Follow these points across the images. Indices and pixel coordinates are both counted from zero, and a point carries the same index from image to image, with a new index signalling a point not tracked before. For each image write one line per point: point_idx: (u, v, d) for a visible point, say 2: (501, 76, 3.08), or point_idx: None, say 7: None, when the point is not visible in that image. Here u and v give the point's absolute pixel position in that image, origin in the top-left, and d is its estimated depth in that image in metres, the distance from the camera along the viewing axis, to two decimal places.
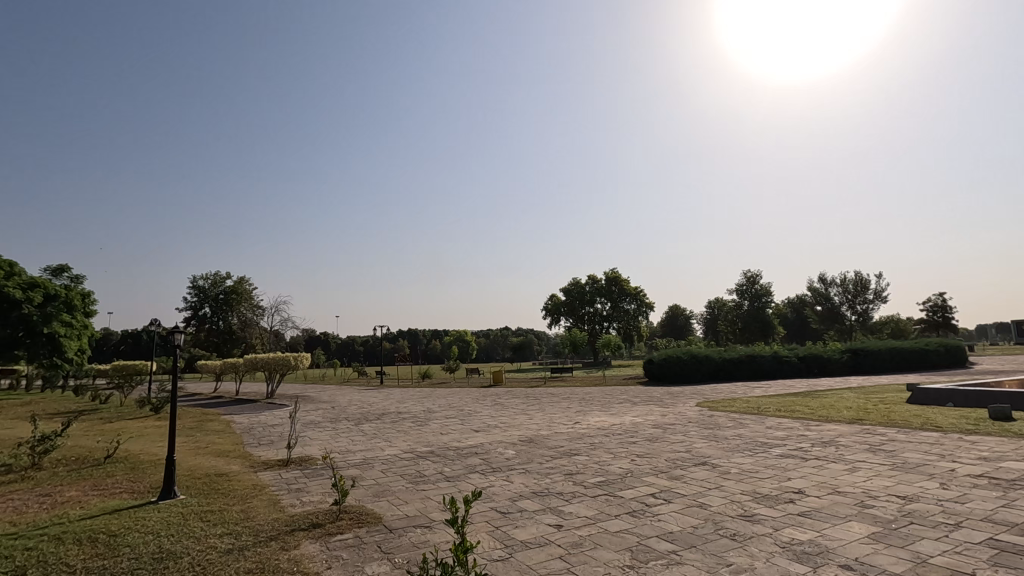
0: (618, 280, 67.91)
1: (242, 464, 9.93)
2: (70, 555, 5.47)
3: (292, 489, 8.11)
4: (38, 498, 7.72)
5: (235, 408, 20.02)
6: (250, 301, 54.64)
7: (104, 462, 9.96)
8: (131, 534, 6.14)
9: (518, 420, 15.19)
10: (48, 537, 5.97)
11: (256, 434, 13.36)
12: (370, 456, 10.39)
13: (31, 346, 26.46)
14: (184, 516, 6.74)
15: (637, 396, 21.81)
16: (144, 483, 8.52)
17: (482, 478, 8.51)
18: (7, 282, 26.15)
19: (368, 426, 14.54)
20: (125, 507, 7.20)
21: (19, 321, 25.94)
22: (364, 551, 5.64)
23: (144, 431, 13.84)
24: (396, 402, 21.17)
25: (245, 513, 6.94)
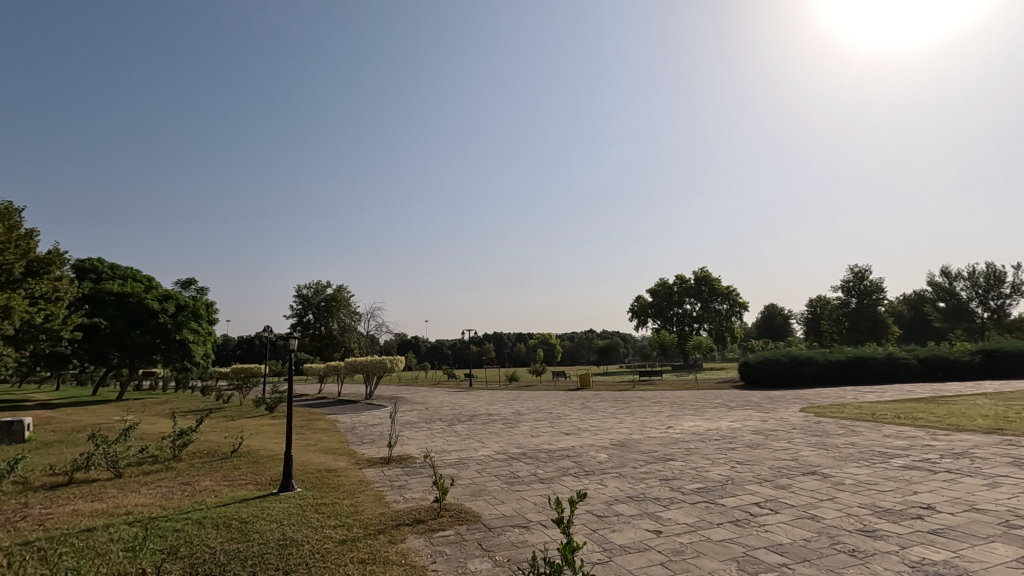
0: (708, 280, 65.12)
1: (349, 461, 10.62)
2: (211, 538, 6.12)
3: (395, 486, 8.56)
4: (181, 486, 8.72)
5: (340, 408, 21.48)
6: (348, 307, 58.04)
7: (231, 456, 11.05)
8: (260, 521, 6.78)
9: (609, 424, 15.00)
10: (192, 521, 6.72)
11: (358, 433, 14.24)
12: (464, 456, 10.73)
13: (166, 351, 29.74)
14: (302, 508, 7.33)
15: (733, 400, 20.85)
16: (265, 476, 9.36)
17: (575, 480, 8.52)
18: (146, 295, 29.58)
19: (460, 426, 15.00)
20: (252, 497, 7.95)
21: (156, 329, 29.27)
22: (466, 548, 5.84)
23: (262, 429, 15.16)
24: (486, 404, 21.67)
25: (355, 507, 7.43)
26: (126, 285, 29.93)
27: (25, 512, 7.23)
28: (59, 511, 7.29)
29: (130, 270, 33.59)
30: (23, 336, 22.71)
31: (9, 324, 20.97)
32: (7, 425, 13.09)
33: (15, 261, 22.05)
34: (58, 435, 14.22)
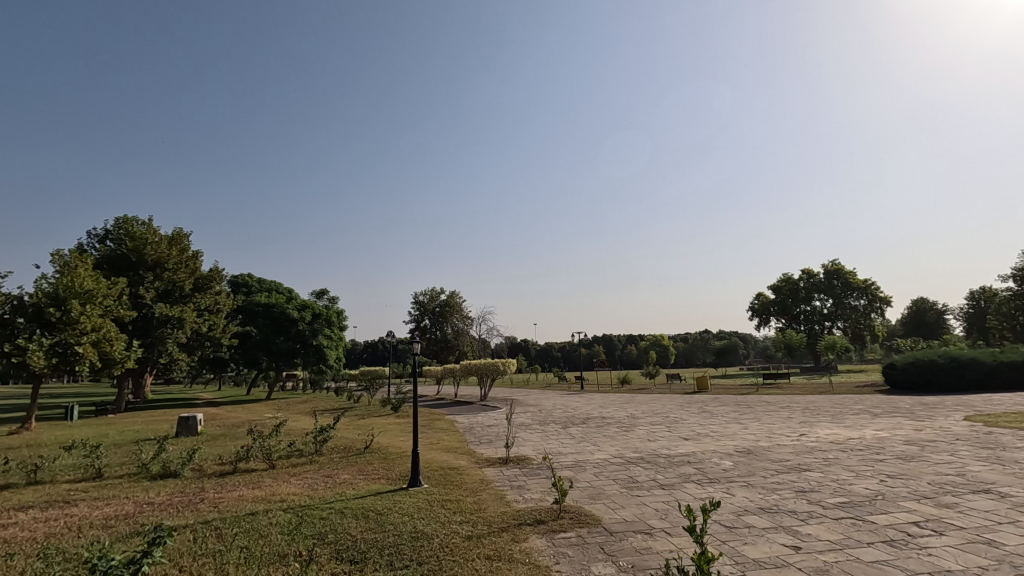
0: (841, 273, 59.20)
1: (469, 460, 11.05)
2: (351, 527, 6.67)
3: (514, 485, 8.76)
4: (324, 478, 9.62)
5: (458, 409, 22.43)
6: (461, 312, 60.35)
7: (364, 451, 11.98)
8: (393, 513, 7.27)
9: (732, 430, 14.15)
10: (335, 510, 7.39)
11: (476, 433, 14.77)
12: (581, 459, 10.69)
13: (305, 355, 32.72)
14: (430, 503, 7.75)
15: (877, 406, 18.73)
16: (395, 471, 10.03)
17: (699, 488, 8.15)
18: (287, 305, 33.10)
19: (575, 429, 14.98)
20: (385, 491, 8.56)
21: (296, 335, 32.43)
22: (589, 551, 5.83)
23: (389, 427, 16.29)
24: (599, 407, 21.47)
25: (478, 505, 7.71)
26: (271, 297, 33.76)
27: (203, 495, 8.39)
28: (229, 495, 8.37)
29: (275, 283, 37.81)
30: (193, 343, 26.43)
31: (182, 332, 24.55)
32: (185, 419, 15.27)
33: (185, 278, 25.83)
34: (223, 429, 16.35)
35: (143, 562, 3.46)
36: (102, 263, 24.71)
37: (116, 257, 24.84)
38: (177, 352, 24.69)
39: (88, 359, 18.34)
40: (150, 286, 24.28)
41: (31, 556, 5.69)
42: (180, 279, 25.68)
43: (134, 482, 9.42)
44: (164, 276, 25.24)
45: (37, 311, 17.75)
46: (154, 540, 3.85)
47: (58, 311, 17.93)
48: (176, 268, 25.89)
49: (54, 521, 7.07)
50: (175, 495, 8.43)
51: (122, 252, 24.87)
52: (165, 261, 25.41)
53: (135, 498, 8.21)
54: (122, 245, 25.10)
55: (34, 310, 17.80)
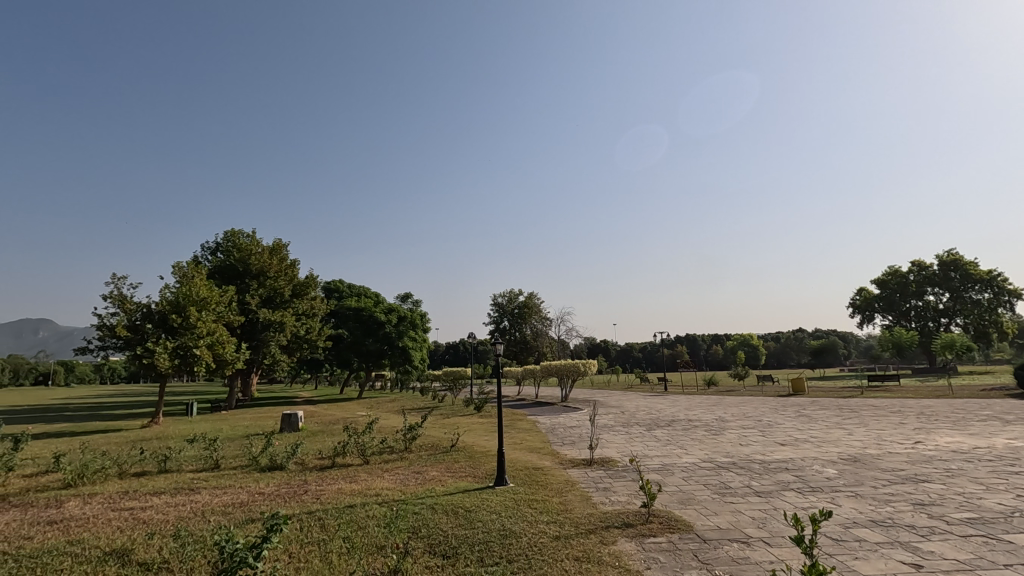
0: (960, 263, 53.41)
1: (553, 460, 11.04)
2: (442, 523, 6.88)
3: (600, 487, 8.66)
4: (414, 474, 10.02)
5: (540, 409, 22.52)
6: (539, 313, 60.54)
7: (451, 450, 12.32)
8: (481, 511, 7.42)
9: (834, 435, 13.14)
10: (427, 505, 7.66)
11: (559, 434, 14.74)
12: (669, 462, 10.37)
13: (392, 356, 34.10)
14: (517, 502, 7.84)
15: (1008, 412, 16.70)
16: (481, 470, 10.24)
17: (800, 496, 7.65)
18: (375, 308, 34.81)
19: (659, 431, 14.57)
20: (472, 488, 8.76)
21: (384, 337, 33.94)
22: (681, 558, 5.65)
23: (474, 426, 16.67)
24: (685, 409, 20.73)
25: (564, 505, 7.69)
26: (360, 301, 35.67)
27: (306, 487, 9.00)
28: (329, 488, 8.91)
29: (364, 288, 39.89)
30: (292, 345, 28.39)
31: (283, 335, 26.42)
32: (288, 416, 16.44)
33: (285, 285, 27.87)
34: (321, 426, 17.45)
35: (263, 547, 3.75)
36: (215, 273, 27.24)
37: (226, 267, 27.29)
38: (279, 354, 26.62)
39: (205, 360, 20.21)
40: (255, 293, 26.40)
41: (167, 537, 6.37)
42: (280, 286, 27.73)
43: (247, 473, 10.27)
44: (267, 284, 27.38)
45: (162, 317, 19.86)
46: (273, 526, 4.18)
47: (179, 317, 19.95)
48: (277, 276, 28.00)
49: (183, 505, 7.88)
50: (283, 486, 9.10)
51: (231, 263, 27.30)
52: (267, 270, 27.56)
53: (249, 487, 8.97)
54: (231, 256, 27.54)
55: (160, 316, 19.93)
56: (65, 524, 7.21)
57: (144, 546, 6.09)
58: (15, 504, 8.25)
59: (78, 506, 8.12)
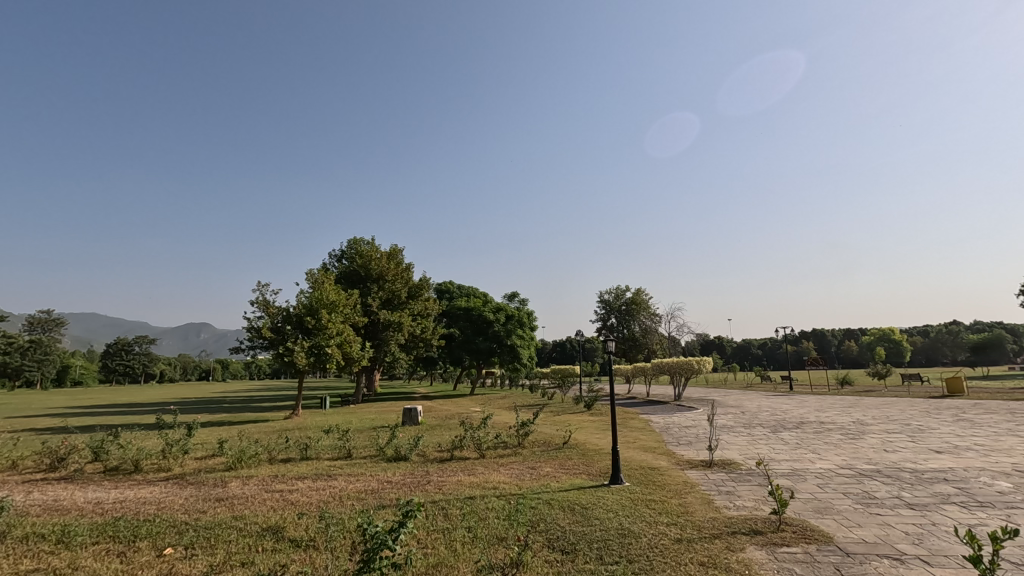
0: None
1: (669, 461, 10.67)
2: (559, 518, 6.93)
3: (723, 490, 8.23)
4: (529, 469, 10.19)
5: (653, 408, 21.86)
6: (648, 309, 58.75)
7: (564, 447, 12.38)
8: (598, 509, 7.36)
9: (1005, 444, 11.33)
10: (543, 501, 7.75)
11: (674, 434, 14.22)
12: (800, 467, 9.58)
13: (501, 354, 34.92)
14: (635, 502, 7.67)
15: None
16: (595, 467, 10.17)
17: (964, 512, 6.71)
18: (484, 308, 35.89)
19: (786, 434, 13.50)
20: (587, 486, 8.73)
21: (493, 336, 34.89)
22: (821, 571, 5.20)
23: (585, 424, 16.58)
24: (816, 410, 19.02)
25: (685, 508, 7.39)
26: (470, 301, 36.97)
27: (429, 478, 9.52)
28: (450, 480, 9.34)
29: (473, 288, 41.32)
30: (409, 344, 30.06)
31: (401, 335, 28.08)
32: (408, 410, 17.49)
33: (401, 288, 29.62)
34: (439, 420, 18.32)
35: (402, 527, 4.03)
36: (341, 278, 29.80)
37: (351, 272, 29.85)
38: (397, 352, 28.29)
39: (335, 358, 22.04)
40: (375, 296, 28.38)
41: (313, 518, 7.05)
42: (398, 289, 29.53)
43: (376, 462, 11.06)
44: (386, 287, 29.26)
45: (299, 319, 22.00)
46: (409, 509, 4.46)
47: (313, 319, 21.98)
48: (394, 279, 29.83)
49: (324, 490, 8.70)
50: (408, 476, 9.70)
51: (355, 269, 29.66)
52: (386, 274, 29.50)
53: (378, 476, 9.67)
54: (355, 262, 29.93)
55: (297, 319, 22.11)
56: (230, 502, 8.25)
57: (294, 525, 6.79)
58: (191, 482, 9.60)
59: (239, 486, 9.25)
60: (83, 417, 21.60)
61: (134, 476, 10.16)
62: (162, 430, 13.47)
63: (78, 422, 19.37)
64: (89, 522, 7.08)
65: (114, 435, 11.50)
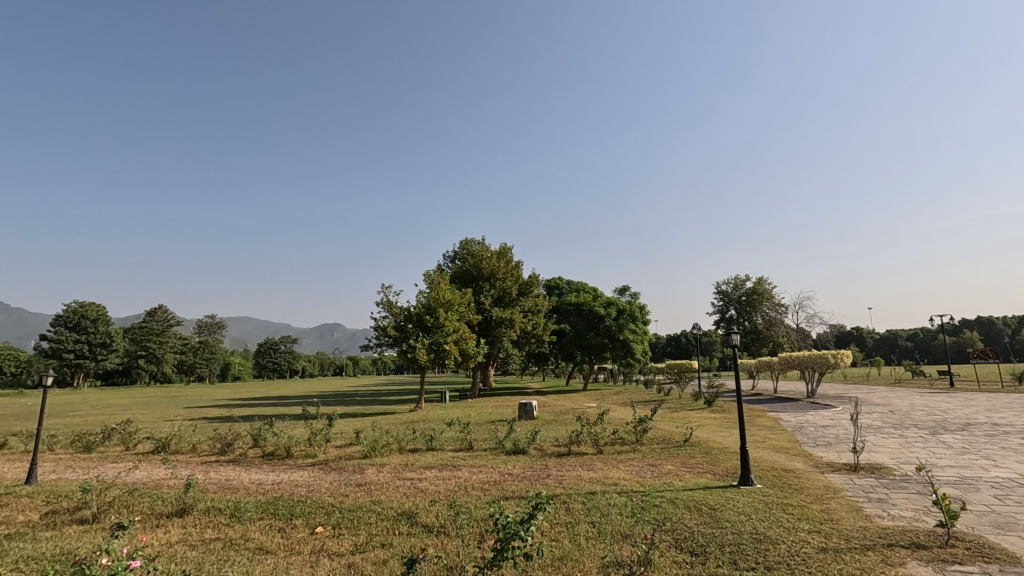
0: None
1: (806, 463, 9.83)
2: (687, 518, 6.66)
3: (873, 497, 7.42)
4: (649, 466, 9.93)
5: (783, 406, 20.28)
6: (772, 299, 54.50)
7: (686, 444, 11.91)
8: (728, 510, 6.98)
9: None
10: (667, 499, 7.51)
11: (810, 434, 13.07)
12: (971, 476, 8.34)
13: (613, 349, 34.37)
14: (769, 505, 7.17)
15: None
16: (722, 467, 9.67)
17: None
18: (595, 303, 35.53)
19: (949, 436, 11.85)
20: (714, 486, 8.31)
21: (605, 331, 34.40)
22: None
23: (707, 421, 15.79)
24: (987, 410, 16.45)
25: (829, 514, 6.78)
26: (580, 297, 36.85)
27: (549, 471, 9.64)
28: (569, 474, 9.38)
29: (581, 283, 41.14)
30: (521, 339, 30.61)
31: (513, 331, 28.69)
32: (524, 404, 17.85)
33: (512, 285, 30.24)
34: (554, 415, 18.46)
35: (536, 518, 4.10)
36: (455, 278, 31.20)
37: (464, 272, 31.09)
38: (510, 348, 28.91)
39: (453, 355, 23.05)
40: (488, 294, 29.28)
41: (442, 505, 7.44)
42: (508, 286, 30.19)
43: (496, 455, 11.41)
44: (497, 285, 30.05)
45: (419, 318, 23.30)
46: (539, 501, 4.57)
47: (431, 317, 23.16)
48: (505, 277, 30.52)
49: (450, 480, 9.15)
50: (528, 469, 9.89)
51: (468, 268, 30.86)
52: (497, 272, 30.27)
53: (499, 468, 9.97)
54: (467, 262, 31.13)
55: (417, 317, 23.43)
56: (368, 487, 8.98)
57: (426, 512, 7.21)
58: (333, 468, 10.57)
59: (374, 473, 10.03)
60: (244, 408, 24.73)
61: (287, 461, 11.42)
62: (308, 420, 14.99)
63: (240, 412, 22.19)
64: (256, 500, 8.08)
65: (269, 425, 12.99)
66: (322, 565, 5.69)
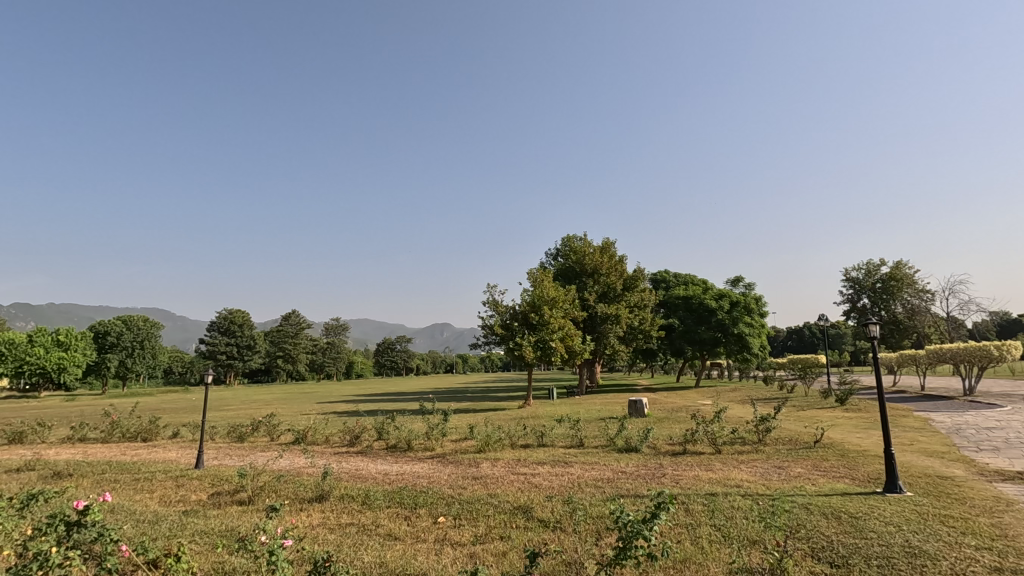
0: None
1: (968, 470, 8.60)
2: (824, 526, 6.12)
3: None
4: (776, 468, 9.26)
5: (933, 405, 17.91)
6: (914, 285, 48.46)
7: (816, 446, 10.96)
8: (873, 520, 6.30)
9: None
10: (800, 505, 6.95)
11: (970, 437, 11.43)
12: None
13: (727, 344, 32.47)
14: (924, 516, 6.37)
15: None
16: (862, 471, 8.75)
17: None
18: (705, 295, 33.91)
19: None
20: (854, 492, 7.55)
21: (718, 325, 32.57)
22: None
23: (840, 422, 14.37)
24: None
25: (1001, 529, 5.88)
26: (689, 289, 35.36)
27: (664, 470, 9.32)
28: (686, 474, 9.02)
29: (689, 275, 39.46)
30: (628, 335, 29.94)
31: (619, 327, 28.14)
32: (633, 402, 17.44)
33: (616, 280, 29.75)
34: (666, 413, 17.86)
35: (659, 517, 3.98)
36: (559, 275, 31.33)
37: (568, 269, 31.09)
38: (617, 344, 28.39)
39: (559, 351, 23.15)
40: (592, 290, 29.05)
41: (558, 502, 7.47)
42: (613, 282, 29.70)
43: (608, 452, 11.26)
44: (601, 280, 29.73)
45: (525, 316, 23.64)
46: (662, 501, 4.43)
47: (537, 315, 23.39)
48: (609, 272, 30.05)
49: (563, 476, 9.18)
50: (642, 467, 9.63)
51: (571, 265, 30.82)
52: (600, 268, 29.89)
53: (612, 465, 9.83)
54: (570, 259, 31.11)
55: (523, 316, 23.76)
56: (484, 481, 9.28)
57: (541, 507, 7.28)
58: (450, 461, 11.06)
59: (489, 467, 10.35)
60: (368, 403, 26.63)
61: (408, 453, 12.14)
62: (425, 415, 15.81)
63: (365, 407, 23.97)
64: (384, 489, 8.67)
65: (390, 419, 13.90)
66: (446, 554, 5.95)
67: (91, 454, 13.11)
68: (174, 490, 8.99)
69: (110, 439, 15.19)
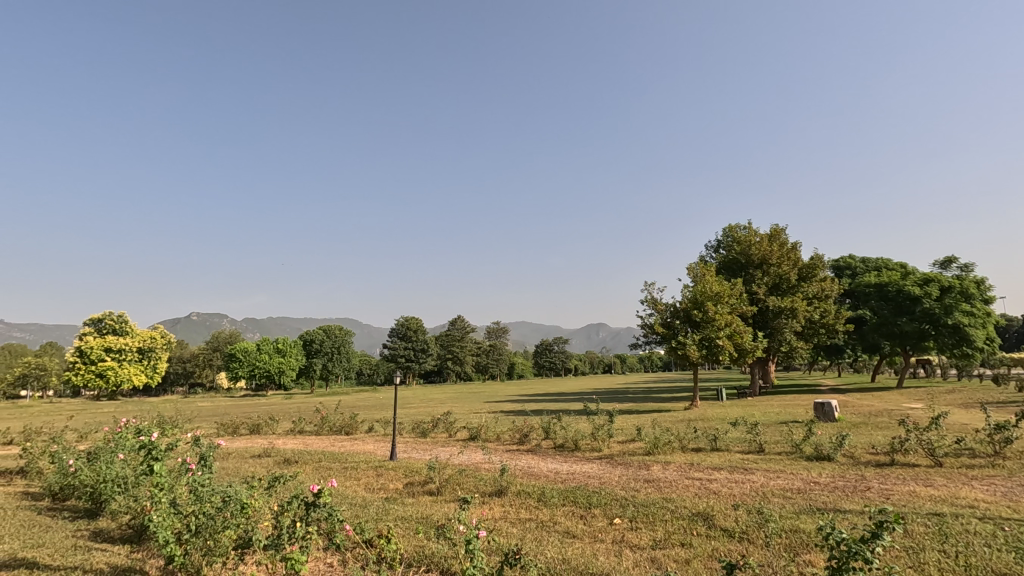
0: None
1: None
2: None
3: None
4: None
5: None
6: None
7: None
8: None
9: None
10: None
11: None
12: None
13: (938, 337, 27.48)
14: None
15: None
16: None
17: None
18: (905, 281, 29.17)
19: None
20: None
21: (924, 316, 27.70)
22: None
23: None
24: None
25: None
26: (883, 276, 30.73)
27: (868, 483, 8.19)
28: (898, 488, 7.82)
29: (881, 260, 34.36)
30: (806, 330, 26.99)
31: (796, 321, 25.45)
32: (820, 405, 15.61)
33: (790, 270, 26.99)
34: (861, 417, 15.74)
35: (883, 535, 3.49)
36: (722, 269, 29.53)
37: (732, 261, 29.08)
38: (795, 341, 25.72)
39: (727, 350, 21.69)
40: (761, 283, 26.79)
41: (743, 511, 6.97)
42: (786, 272, 27.00)
43: (794, 460, 10.20)
44: (771, 271, 27.22)
45: (687, 314, 22.54)
46: (883, 515, 3.86)
47: (700, 312, 22.16)
48: (781, 261, 27.37)
49: (744, 483, 8.55)
50: (839, 478, 8.57)
51: (735, 257, 28.76)
52: (769, 257, 27.36)
53: (802, 475, 8.90)
54: (733, 251, 29.05)
55: (685, 313, 22.67)
56: (657, 484, 9.01)
57: (723, 515, 6.86)
58: (619, 462, 10.96)
59: (661, 470, 10.03)
60: (532, 403, 27.53)
61: (576, 453, 12.32)
62: (590, 415, 15.88)
63: (529, 407, 24.90)
64: (558, 487, 8.89)
65: (557, 419, 14.20)
66: (626, 556, 5.91)
67: (309, 444, 15.47)
68: (375, 479, 10.22)
69: (322, 432, 17.77)
